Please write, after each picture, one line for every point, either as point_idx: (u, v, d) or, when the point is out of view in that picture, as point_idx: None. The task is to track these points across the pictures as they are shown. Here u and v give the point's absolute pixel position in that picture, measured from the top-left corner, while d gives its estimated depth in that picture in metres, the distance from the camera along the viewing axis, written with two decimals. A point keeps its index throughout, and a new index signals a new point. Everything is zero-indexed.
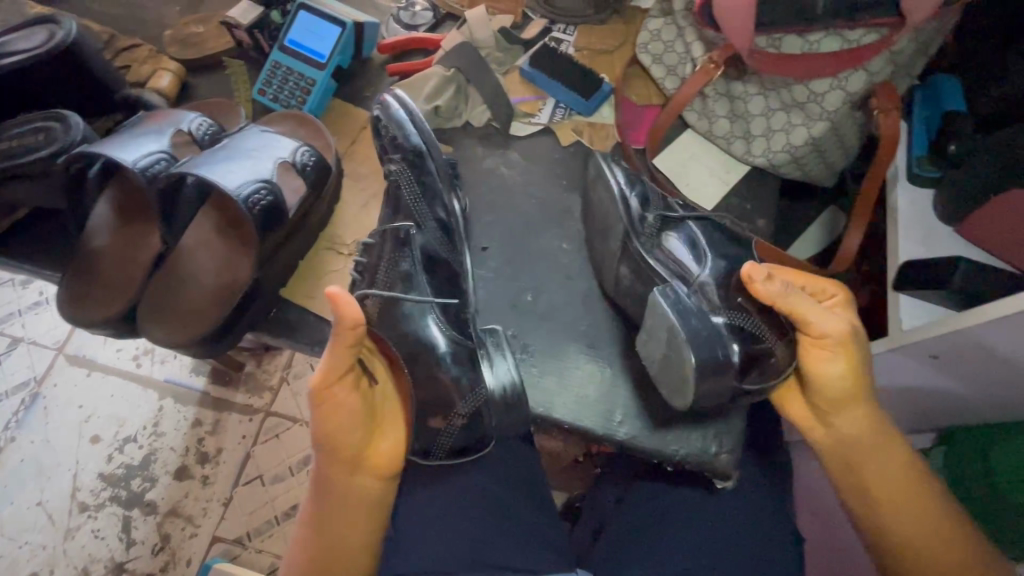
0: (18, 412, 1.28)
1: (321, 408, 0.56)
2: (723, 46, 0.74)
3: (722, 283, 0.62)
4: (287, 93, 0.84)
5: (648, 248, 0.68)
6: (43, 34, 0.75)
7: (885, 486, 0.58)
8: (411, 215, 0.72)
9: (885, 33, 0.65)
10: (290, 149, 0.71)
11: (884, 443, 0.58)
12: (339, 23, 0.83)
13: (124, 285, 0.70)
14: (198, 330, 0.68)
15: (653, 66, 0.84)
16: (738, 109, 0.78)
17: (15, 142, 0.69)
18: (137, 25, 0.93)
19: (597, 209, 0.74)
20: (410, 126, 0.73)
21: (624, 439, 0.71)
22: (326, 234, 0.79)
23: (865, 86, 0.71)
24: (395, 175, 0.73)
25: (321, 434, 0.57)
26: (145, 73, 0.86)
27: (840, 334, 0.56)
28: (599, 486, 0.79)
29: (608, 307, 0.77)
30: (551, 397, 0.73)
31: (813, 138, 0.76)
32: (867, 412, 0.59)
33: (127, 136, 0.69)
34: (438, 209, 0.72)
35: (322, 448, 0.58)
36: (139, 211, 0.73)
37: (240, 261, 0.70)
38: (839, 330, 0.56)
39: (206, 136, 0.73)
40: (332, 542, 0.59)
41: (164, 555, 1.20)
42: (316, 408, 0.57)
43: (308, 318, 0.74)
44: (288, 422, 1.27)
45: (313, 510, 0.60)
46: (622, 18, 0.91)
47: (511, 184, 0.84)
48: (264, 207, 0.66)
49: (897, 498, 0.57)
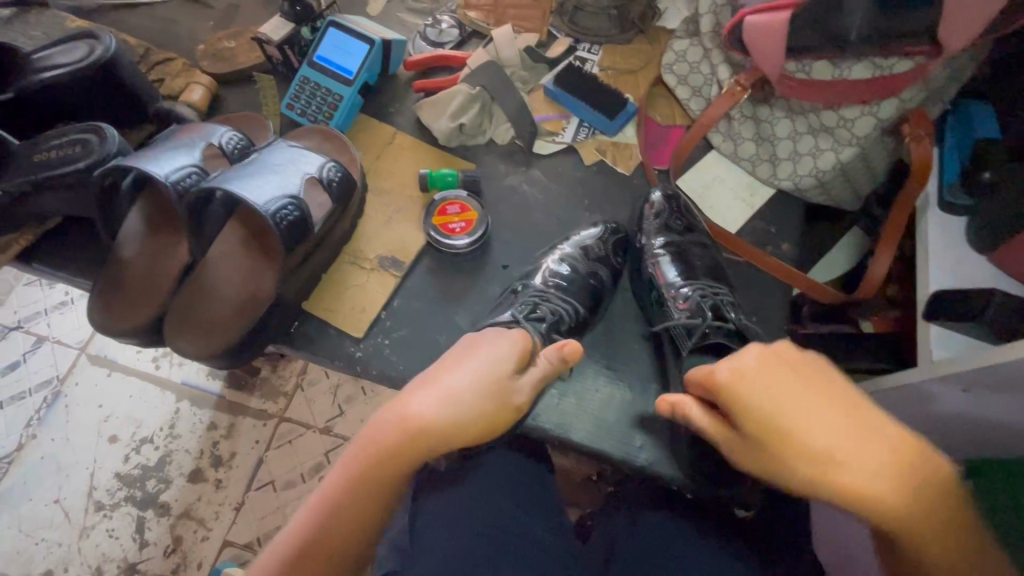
0: (40, 410, 1.31)
1: (496, 431, 0.53)
2: (752, 68, 0.74)
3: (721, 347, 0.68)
4: (315, 108, 0.85)
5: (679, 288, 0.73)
6: (83, 49, 0.78)
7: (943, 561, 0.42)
8: (583, 295, 0.75)
9: (921, 61, 0.63)
10: (317, 165, 0.72)
11: (922, 525, 0.41)
12: (368, 41, 0.85)
13: (151, 295, 0.71)
14: (218, 346, 0.68)
15: (678, 87, 0.85)
16: (765, 133, 0.78)
17: (54, 153, 0.71)
18: (170, 39, 0.95)
19: (674, 212, 0.78)
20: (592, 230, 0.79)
21: (644, 465, 0.69)
22: (349, 248, 0.79)
23: (895, 112, 0.69)
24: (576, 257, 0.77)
25: (474, 428, 0.51)
26: (177, 87, 0.89)
27: (766, 430, 0.45)
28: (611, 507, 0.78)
29: (628, 328, 0.76)
30: (569, 419, 0.71)
31: (841, 164, 0.74)
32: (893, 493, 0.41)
33: (160, 149, 0.70)
34: (599, 311, 0.76)
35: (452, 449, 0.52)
36: (167, 220, 0.74)
37: (264, 273, 0.70)
38: (761, 424, 0.45)
39: (234, 150, 0.74)
40: (371, 527, 0.50)
41: (176, 558, 1.21)
42: (487, 421, 0.51)
43: (329, 332, 0.75)
44: (300, 428, 1.28)
45: (371, 482, 0.49)
46: (647, 39, 0.91)
47: (532, 202, 0.83)
48: (290, 223, 0.66)
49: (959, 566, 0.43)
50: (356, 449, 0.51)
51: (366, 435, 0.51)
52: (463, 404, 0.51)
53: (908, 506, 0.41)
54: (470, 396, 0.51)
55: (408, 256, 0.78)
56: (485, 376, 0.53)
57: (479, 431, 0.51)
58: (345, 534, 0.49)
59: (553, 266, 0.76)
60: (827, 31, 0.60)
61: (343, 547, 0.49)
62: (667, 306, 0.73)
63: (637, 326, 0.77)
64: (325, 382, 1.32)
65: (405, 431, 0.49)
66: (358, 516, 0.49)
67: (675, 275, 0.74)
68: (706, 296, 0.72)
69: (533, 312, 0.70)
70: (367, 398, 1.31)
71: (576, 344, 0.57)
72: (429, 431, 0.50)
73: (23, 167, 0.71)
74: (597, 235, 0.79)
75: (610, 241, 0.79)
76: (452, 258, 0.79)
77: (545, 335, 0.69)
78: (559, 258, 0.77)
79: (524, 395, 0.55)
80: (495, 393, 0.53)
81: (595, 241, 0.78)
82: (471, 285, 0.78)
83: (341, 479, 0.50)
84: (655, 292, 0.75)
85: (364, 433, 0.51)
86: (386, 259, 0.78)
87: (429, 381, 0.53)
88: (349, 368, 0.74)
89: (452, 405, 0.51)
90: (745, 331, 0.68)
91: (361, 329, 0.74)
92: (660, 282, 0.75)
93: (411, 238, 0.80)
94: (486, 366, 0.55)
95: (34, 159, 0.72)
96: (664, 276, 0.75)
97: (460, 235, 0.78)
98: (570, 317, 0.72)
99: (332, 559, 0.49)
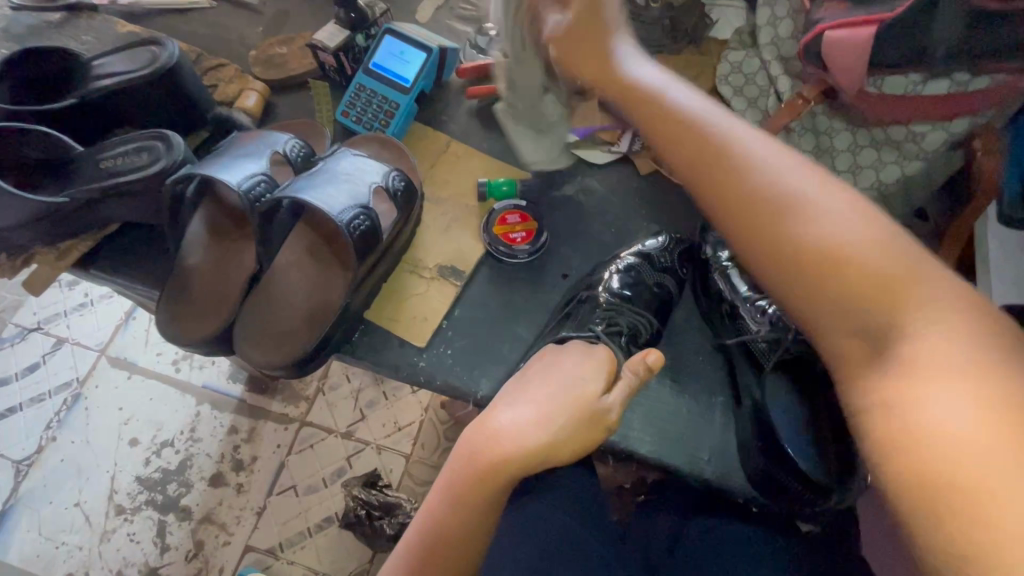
0: (61, 411, 1.30)
1: (590, 450, 0.54)
2: (816, 80, 0.72)
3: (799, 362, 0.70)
4: (370, 116, 0.85)
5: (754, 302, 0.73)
6: (142, 56, 0.78)
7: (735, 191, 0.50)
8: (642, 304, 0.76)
9: (1002, 81, 0.63)
10: (381, 173, 0.72)
11: (677, 136, 0.54)
12: (425, 49, 0.85)
13: (218, 304, 0.71)
14: (288, 355, 0.68)
15: (734, 99, 0.85)
16: (824, 145, 0.76)
17: (120, 160, 0.72)
18: (220, 44, 0.95)
19: None
20: (651, 240, 0.81)
21: (711, 479, 0.69)
22: (409, 256, 0.79)
23: (967, 127, 0.69)
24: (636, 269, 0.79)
25: (568, 449, 0.52)
26: (231, 92, 0.88)
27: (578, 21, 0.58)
28: (650, 513, 0.77)
29: (689, 340, 0.76)
30: (633, 433, 0.70)
31: (906, 177, 0.74)
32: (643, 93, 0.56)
33: (228, 157, 0.70)
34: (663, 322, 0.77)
35: (549, 466, 0.53)
36: (233, 229, 0.74)
37: (333, 283, 0.70)
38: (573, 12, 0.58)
39: (299, 157, 0.74)
40: (478, 548, 0.52)
41: (197, 562, 1.20)
42: (580, 442, 0.52)
43: (391, 342, 0.74)
44: (323, 433, 1.28)
45: (470, 504, 0.51)
46: (698, 49, 0.91)
47: (587, 211, 0.82)
48: (362, 233, 0.67)
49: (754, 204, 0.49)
50: (453, 466, 0.53)
51: (462, 453, 0.53)
52: (555, 427, 0.52)
53: (670, 123, 0.54)
54: (563, 419, 0.52)
55: (468, 266, 0.78)
56: (573, 399, 0.54)
57: (570, 454, 0.52)
58: (455, 557, 0.52)
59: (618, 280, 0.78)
60: (916, 44, 0.59)
61: (455, 567, 0.52)
62: (743, 319, 0.73)
63: (701, 338, 0.76)
64: (348, 387, 1.32)
65: (502, 450, 0.51)
66: (464, 538, 0.52)
67: (747, 289, 0.74)
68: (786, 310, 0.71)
69: (611, 325, 0.73)
70: (390, 403, 1.31)
71: (655, 351, 0.56)
72: (522, 454, 0.51)
73: (90, 175, 0.72)
74: (659, 246, 0.81)
75: (676, 251, 0.81)
76: (511, 268, 0.78)
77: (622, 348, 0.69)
78: (622, 267, 0.79)
79: (614, 415, 0.55)
80: (586, 416, 0.53)
81: (661, 252, 0.81)
82: (532, 296, 0.77)
83: (443, 500, 0.53)
84: (727, 304, 0.75)
85: (460, 450, 0.53)
86: (445, 268, 0.78)
87: (515, 396, 0.55)
88: (410, 378, 0.73)
89: (546, 430, 0.52)
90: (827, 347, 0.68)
91: (423, 338, 0.74)
92: (732, 296, 0.75)
93: (468, 247, 0.79)
94: (574, 388, 0.55)
95: (99, 166, 0.72)
96: (733, 290, 0.75)
97: (520, 245, 0.77)
98: (647, 326, 0.74)
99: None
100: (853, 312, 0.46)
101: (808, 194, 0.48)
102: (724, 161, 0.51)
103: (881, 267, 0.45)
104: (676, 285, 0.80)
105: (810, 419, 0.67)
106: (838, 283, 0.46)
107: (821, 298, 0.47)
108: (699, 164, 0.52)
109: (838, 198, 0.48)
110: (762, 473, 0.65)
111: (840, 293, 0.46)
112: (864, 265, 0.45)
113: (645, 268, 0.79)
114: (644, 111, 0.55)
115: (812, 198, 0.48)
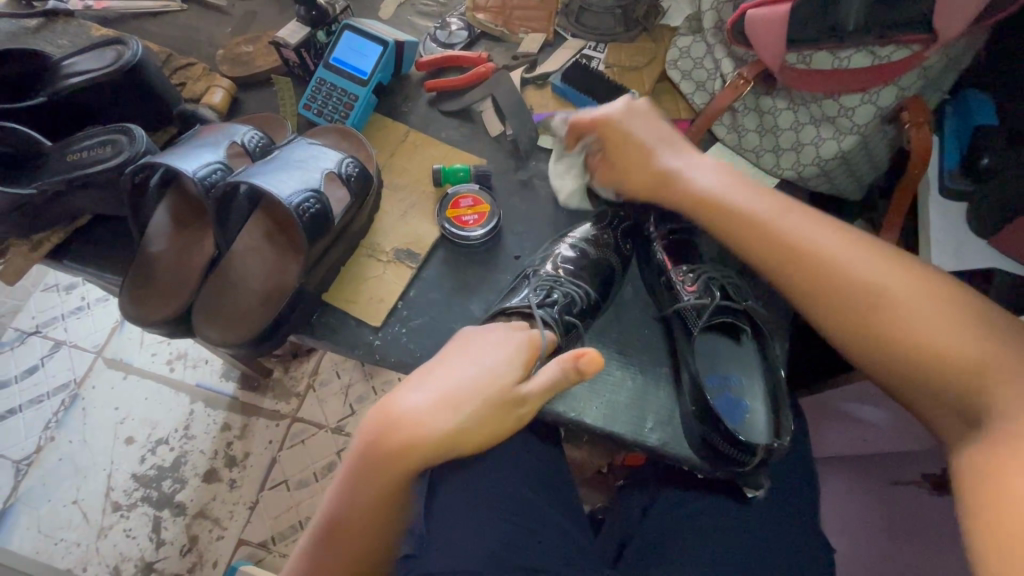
0: (58, 412, 1.35)
1: (506, 432, 0.58)
2: (754, 63, 0.75)
3: (730, 330, 0.73)
4: (331, 108, 0.88)
5: (687, 273, 0.76)
6: (110, 55, 0.82)
7: (820, 277, 0.59)
8: (586, 280, 0.77)
9: (917, 49, 0.65)
10: (335, 160, 0.75)
11: (757, 230, 0.63)
12: (380, 43, 0.87)
13: (180, 287, 0.74)
14: (246, 333, 0.71)
15: (682, 82, 0.86)
16: (767, 124, 0.78)
17: (88, 153, 0.76)
18: (191, 46, 0.98)
19: None
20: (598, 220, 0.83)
21: (654, 445, 0.70)
22: (367, 242, 0.81)
23: (895, 101, 0.71)
24: (581, 246, 0.80)
25: (479, 432, 0.56)
26: (199, 90, 0.92)
27: (630, 163, 0.73)
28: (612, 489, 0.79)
29: (635, 313, 0.79)
30: (581, 403, 0.72)
31: (843, 152, 0.74)
32: (717, 202, 0.66)
33: (186, 148, 0.74)
34: (605, 294, 0.78)
35: (461, 449, 0.57)
36: (194, 217, 0.78)
37: (289, 264, 0.74)
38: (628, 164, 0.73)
39: (257, 147, 0.77)
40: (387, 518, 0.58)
41: (191, 557, 1.23)
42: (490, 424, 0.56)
43: (349, 322, 0.77)
44: (314, 429, 1.31)
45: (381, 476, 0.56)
46: (651, 36, 0.92)
47: (540, 195, 0.85)
48: (313, 215, 0.70)
49: (842, 287, 0.58)
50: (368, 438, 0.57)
51: (377, 428, 0.57)
52: (466, 411, 0.56)
53: (749, 221, 0.64)
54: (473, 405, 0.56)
55: (423, 249, 0.81)
56: (489, 382, 0.57)
57: (481, 435, 0.56)
58: (364, 521, 0.57)
59: (564, 255, 0.79)
60: (826, 23, 0.64)
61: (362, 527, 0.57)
62: (677, 289, 0.75)
63: (646, 313, 0.78)
64: (337, 383, 1.35)
65: (416, 425, 0.55)
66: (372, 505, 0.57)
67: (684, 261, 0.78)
68: (715, 279, 0.74)
69: (547, 297, 0.74)
70: (378, 398, 1.34)
71: (592, 354, 0.58)
72: (436, 434, 0.55)
73: (59, 168, 0.76)
74: (603, 223, 0.83)
75: (621, 230, 0.83)
76: (466, 250, 0.81)
77: (559, 318, 0.72)
78: (564, 243, 0.81)
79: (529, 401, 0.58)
80: (498, 398, 0.57)
81: (605, 231, 0.82)
82: (485, 276, 0.80)
83: (355, 469, 0.57)
84: (666, 276, 0.78)
85: (376, 423, 0.57)
86: (402, 252, 0.81)
87: (425, 380, 0.58)
88: (367, 358, 0.76)
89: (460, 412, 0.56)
90: (753, 313, 0.70)
91: (380, 319, 0.77)
92: (669, 266, 0.78)
93: (425, 231, 0.82)
94: (492, 368, 0.58)
95: (68, 159, 0.76)
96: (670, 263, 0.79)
97: (473, 227, 0.80)
98: (582, 299, 0.75)
99: (355, 538, 0.57)
100: (950, 381, 0.53)
101: (889, 281, 0.56)
102: (827, 250, 0.60)
103: (966, 344, 0.52)
104: (623, 260, 0.81)
105: (748, 385, 0.70)
106: (932, 357, 0.53)
107: (915, 367, 0.54)
108: (779, 255, 0.62)
109: (918, 284, 0.56)
110: (704, 437, 0.66)
111: (929, 365, 0.53)
112: (950, 340, 0.53)
113: (587, 243, 0.80)
114: (719, 217, 0.66)
115: (897, 290, 0.56)
